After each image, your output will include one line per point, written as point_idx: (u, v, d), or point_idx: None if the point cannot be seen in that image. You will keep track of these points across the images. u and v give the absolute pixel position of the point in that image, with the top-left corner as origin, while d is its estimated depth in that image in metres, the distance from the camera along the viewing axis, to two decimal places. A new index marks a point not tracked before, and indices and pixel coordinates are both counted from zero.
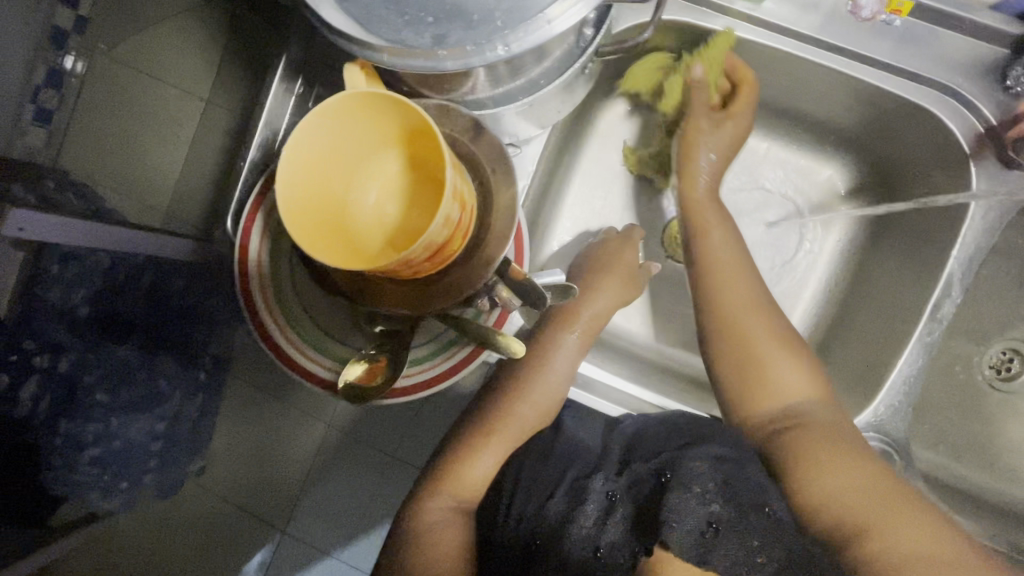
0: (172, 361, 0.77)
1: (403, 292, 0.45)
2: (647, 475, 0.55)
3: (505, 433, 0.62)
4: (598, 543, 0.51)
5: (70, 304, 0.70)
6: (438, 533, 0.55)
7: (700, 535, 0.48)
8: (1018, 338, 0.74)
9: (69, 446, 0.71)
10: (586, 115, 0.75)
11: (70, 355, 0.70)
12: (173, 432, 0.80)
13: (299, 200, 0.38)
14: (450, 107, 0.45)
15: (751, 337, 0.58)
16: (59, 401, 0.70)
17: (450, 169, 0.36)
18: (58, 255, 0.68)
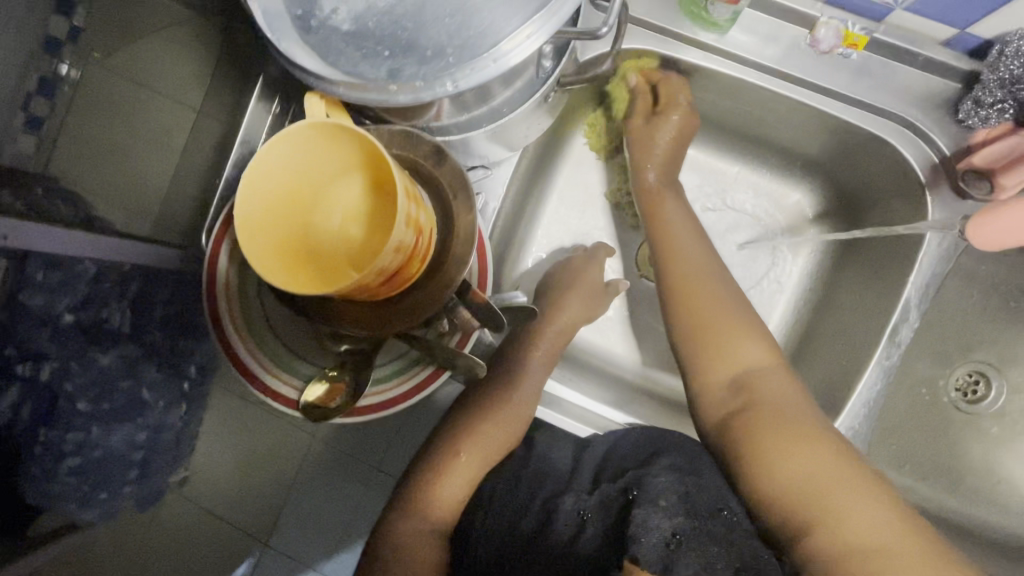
0: (152, 370, 0.78)
1: (365, 313, 0.45)
2: (613, 492, 0.55)
3: (476, 451, 0.62)
4: (572, 554, 0.51)
5: (53, 312, 0.68)
6: (411, 555, 0.56)
7: (664, 548, 0.48)
8: (983, 360, 0.76)
9: (50, 453, 0.71)
10: (560, 136, 0.76)
11: (50, 363, 0.69)
12: (154, 441, 0.81)
13: (261, 223, 0.40)
14: (414, 133, 0.46)
15: (715, 342, 0.60)
16: (42, 407, 0.70)
17: (402, 196, 0.37)
18: (42, 261, 0.66)
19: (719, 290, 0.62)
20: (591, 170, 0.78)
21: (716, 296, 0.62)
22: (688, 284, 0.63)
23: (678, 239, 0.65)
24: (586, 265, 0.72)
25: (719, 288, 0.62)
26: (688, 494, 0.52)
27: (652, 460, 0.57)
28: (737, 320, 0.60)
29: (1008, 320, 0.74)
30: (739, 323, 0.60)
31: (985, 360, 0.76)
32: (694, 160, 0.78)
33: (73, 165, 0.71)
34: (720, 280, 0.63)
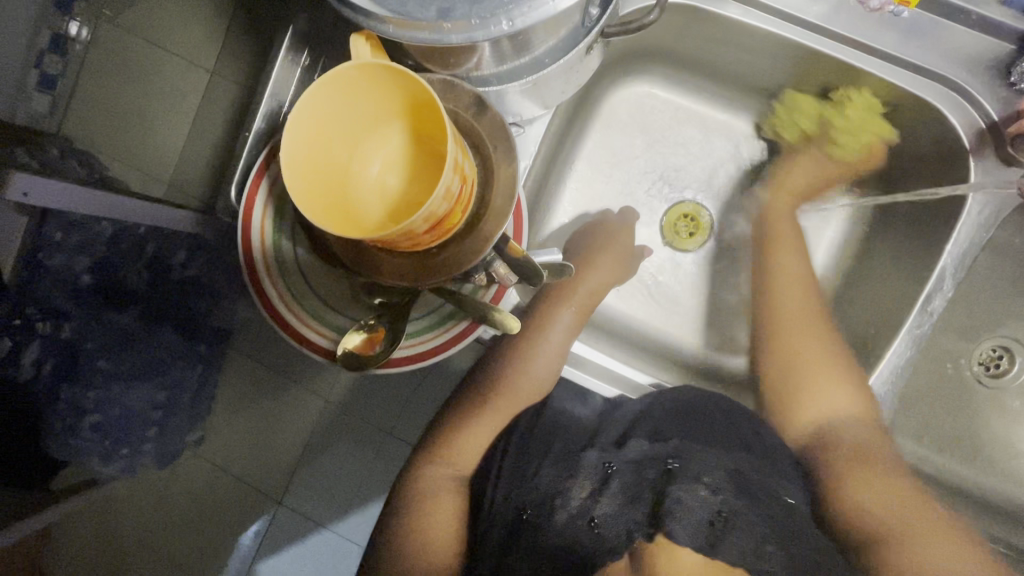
0: (169, 331, 0.78)
1: (402, 265, 0.45)
2: (649, 454, 0.56)
3: (501, 404, 0.64)
4: (592, 514, 0.52)
5: (72, 271, 0.73)
6: (434, 498, 0.60)
7: (708, 526, 0.50)
8: (1009, 335, 0.75)
9: (73, 411, 0.74)
10: (591, 100, 0.76)
11: (72, 322, 0.73)
12: (173, 402, 0.81)
13: (300, 165, 0.39)
14: (454, 82, 0.45)
15: (791, 347, 0.69)
16: (62, 366, 0.73)
17: (451, 142, 0.36)
18: (62, 222, 0.72)
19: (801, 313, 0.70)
20: (621, 135, 0.78)
21: (799, 315, 0.70)
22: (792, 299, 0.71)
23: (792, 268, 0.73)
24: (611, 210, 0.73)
25: (823, 315, 0.70)
26: (736, 476, 0.54)
27: (662, 429, 0.58)
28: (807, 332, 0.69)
29: None
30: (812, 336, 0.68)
31: (1010, 335, 0.76)
32: (722, 125, 0.79)
33: (85, 123, 0.77)
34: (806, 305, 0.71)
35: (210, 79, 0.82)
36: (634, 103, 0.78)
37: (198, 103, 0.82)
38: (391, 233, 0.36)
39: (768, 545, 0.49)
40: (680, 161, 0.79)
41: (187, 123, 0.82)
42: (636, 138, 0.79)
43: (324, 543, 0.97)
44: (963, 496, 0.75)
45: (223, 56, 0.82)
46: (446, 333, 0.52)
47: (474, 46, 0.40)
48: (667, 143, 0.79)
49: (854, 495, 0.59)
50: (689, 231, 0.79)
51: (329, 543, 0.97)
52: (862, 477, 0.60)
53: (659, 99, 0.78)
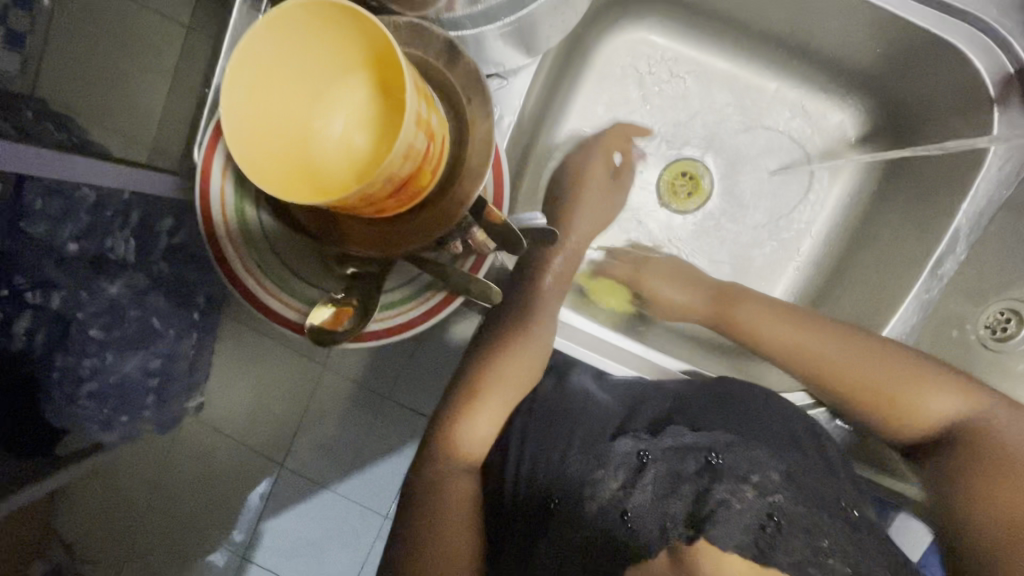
0: (162, 299, 0.76)
1: (373, 234, 0.42)
2: (689, 445, 0.50)
3: (508, 375, 0.59)
4: (625, 507, 0.47)
5: (57, 241, 0.67)
6: (445, 491, 0.53)
7: (758, 530, 0.45)
8: (1018, 298, 0.72)
9: (68, 379, 0.72)
10: (583, 48, 0.70)
11: (60, 291, 0.69)
12: (169, 369, 0.81)
13: (249, 124, 0.35)
14: (422, 26, 0.40)
15: (903, 414, 0.57)
16: (55, 335, 0.70)
17: (410, 90, 0.31)
18: (42, 188, 0.63)
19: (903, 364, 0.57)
20: (615, 86, 0.73)
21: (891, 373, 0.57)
22: (856, 355, 0.58)
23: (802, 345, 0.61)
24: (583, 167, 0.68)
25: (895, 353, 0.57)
26: (795, 479, 0.49)
27: (700, 418, 0.53)
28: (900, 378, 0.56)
29: None
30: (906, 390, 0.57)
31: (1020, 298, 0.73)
32: (725, 76, 0.73)
33: (61, 87, 0.68)
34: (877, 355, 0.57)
35: (188, 35, 0.76)
36: (631, 50, 0.72)
37: (176, 62, 0.76)
38: (345, 197, 0.32)
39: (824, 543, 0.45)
40: (680, 115, 0.74)
41: (166, 81, 0.76)
42: (633, 90, 0.73)
43: (327, 506, 0.97)
44: None
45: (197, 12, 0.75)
46: (424, 304, 0.49)
47: None
48: (666, 96, 0.73)
49: (991, 505, 0.51)
50: (686, 191, 0.75)
51: (332, 505, 0.97)
52: (997, 489, 0.51)
53: (657, 45, 0.72)
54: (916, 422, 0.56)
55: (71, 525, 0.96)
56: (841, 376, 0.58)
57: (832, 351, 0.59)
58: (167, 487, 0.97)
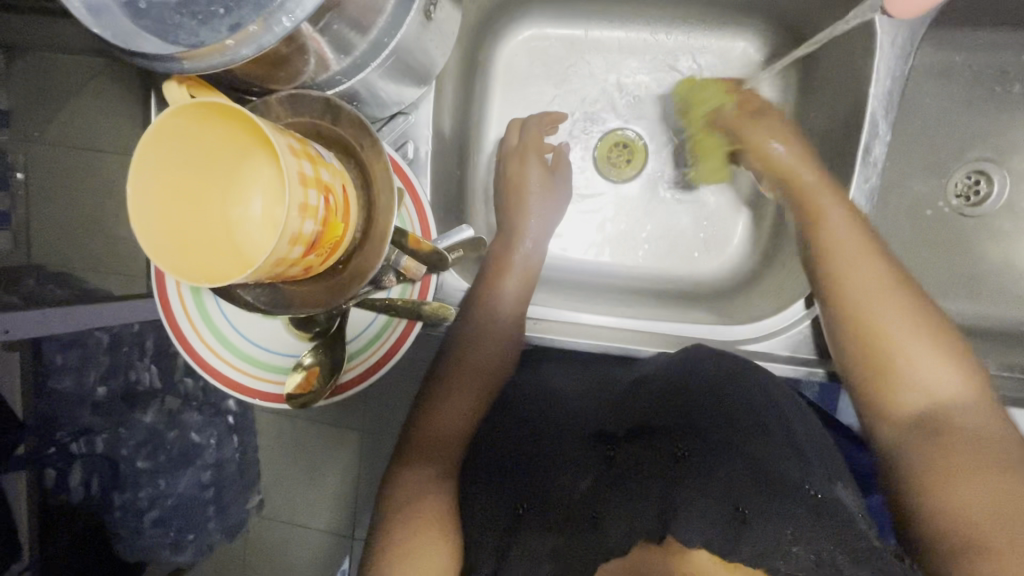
0: (193, 414, 0.89)
1: (318, 290, 0.44)
2: (656, 437, 0.59)
3: (472, 383, 0.62)
4: (594, 507, 0.54)
5: (87, 387, 0.86)
6: (419, 495, 0.55)
7: (728, 523, 0.50)
8: (982, 157, 0.71)
9: (130, 513, 0.87)
10: (481, 64, 0.74)
11: (101, 434, 0.86)
12: (220, 478, 0.91)
13: (167, 229, 0.37)
14: (300, 93, 0.43)
15: (882, 358, 0.53)
16: (107, 476, 0.86)
17: (290, 157, 0.34)
18: (58, 345, 0.84)
19: (896, 303, 0.53)
20: (524, 87, 0.75)
21: (884, 300, 0.54)
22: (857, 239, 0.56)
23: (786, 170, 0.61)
24: (522, 171, 0.69)
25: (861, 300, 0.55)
26: (758, 464, 0.54)
27: (683, 394, 0.59)
28: (927, 351, 0.52)
29: (992, 107, 0.71)
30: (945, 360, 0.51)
31: (981, 157, 0.72)
32: (626, 44, 0.75)
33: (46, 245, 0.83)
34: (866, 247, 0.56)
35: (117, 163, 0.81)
36: (527, 50, 0.75)
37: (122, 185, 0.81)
38: (260, 267, 0.34)
39: (790, 532, 0.49)
40: (597, 90, 0.76)
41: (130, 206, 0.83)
42: (543, 84, 0.75)
43: None
44: (1012, 328, 0.69)
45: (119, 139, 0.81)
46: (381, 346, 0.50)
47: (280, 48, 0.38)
48: (576, 79, 0.76)
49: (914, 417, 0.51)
50: (625, 159, 0.76)
51: None
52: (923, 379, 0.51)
53: (549, 36, 0.75)
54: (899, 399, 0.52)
55: None
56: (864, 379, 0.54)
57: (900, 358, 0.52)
58: None
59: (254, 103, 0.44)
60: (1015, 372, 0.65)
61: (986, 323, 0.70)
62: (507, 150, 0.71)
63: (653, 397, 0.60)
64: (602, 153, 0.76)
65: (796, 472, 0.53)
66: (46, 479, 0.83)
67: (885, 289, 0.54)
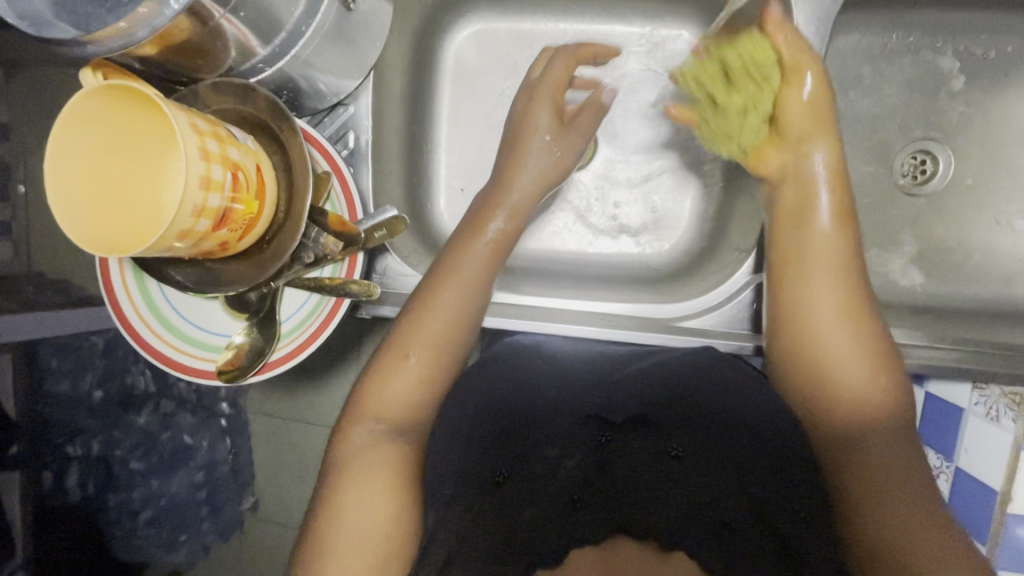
0: (186, 415, 0.92)
1: (242, 268, 0.46)
2: (664, 438, 0.61)
3: (428, 342, 0.58)
4: (574, 492, 0.58)
5: (82, 391, 0.85)
6: (371, 450, 0.54)
7: (716, 533, 0.54)
8: (923, 135, 0.72)
9: (126, 514, 0.88)
10: (430, 60, 0.76)
11: (97, 436, 0.86)
12: (212, 477, 0.94)
13: (82, 205, 0.39)
14: (221, 81, 0.46)
15: (802, 337, 0.57)
16: (104, 478, 0.87)
17: (192, 132, 0.37)
18: (53, 349, 0.81)
19: (833, 297, 0.56)
20: (472, 79, 0.78)
21: (817, 290, 0.57)
22: (822, 240, 0.58)
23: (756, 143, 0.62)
24: (532, 114, 0.66)
25: (806, 278, 0.58)
26: (743, 440, 0.58)
27: (665, 390, 0.63)
28: (853, 335, 0.55)
29: (928, 86, 0.71)
30: (887, 383, 0.54)
31: (922, 136, 0.72)
32: (572, 34, 0.77)
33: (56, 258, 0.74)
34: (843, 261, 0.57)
35: None
36: (474, 43, 0.78)
37: None
38: (165, 236, 0.36)
39: (764, 541, 0.53)
40: None
41: None
42: (492, 77, 0.78)
43: None
44: (969, 306, 0.69)
45: None
46: (314, 324, 0.52)
47: (186, 35, 0.40)
48: (523, 70, 0.78)
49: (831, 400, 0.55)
50: None
51: None
52: (832, 356, 0.55)
53: (495, 30, 0.78)
54: (825, 376, 0.55)
55: None
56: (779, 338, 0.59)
57: (826, 344, 0.56)
58: None
59: (181, 92, 0.46)
60: (958, 343, 0.66)
61: (942, 301, 0.69)
62: (527, 81, 0.68)
63: (658, 395, 0.63)
64: None
65: (798, 478, 0.54)
66: (42, 482, 0.83)
67: (829, 286, 0.57)
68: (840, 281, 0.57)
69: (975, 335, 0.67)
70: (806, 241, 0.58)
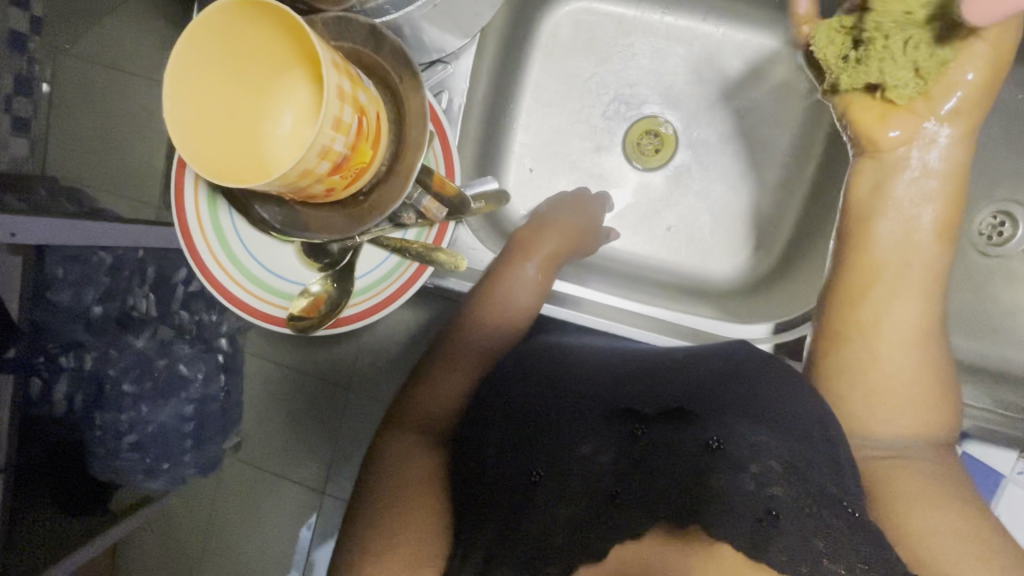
0: (185, 346, 0.87)
1: (334, 218, 0.44)
2: (694, 429, 0.51)
3: (467, 365, 0.65)
4: (614, 489, 0.50)
5: (82, 304, 0.79)
6: (406, 462, 0.59)
7: (754, 524, 0.43)
8: (1008, 198, 0.70)
9: (110, 435, 0.83)
10: (525, 28, 0.73)
11: (90, 352, 0.81)
12: (202, 413, 0.90)
13: (196, 126, 0.37)
14: (347, 16, 0.43)
15: (874, 338, 0.53)
16: (90, 396, 0.82)
17: (331, 69, 0.34)
18: (60, 258, 0.75)
19: (918, 302, 0.54)
20: (565, 59, 0.75)
21: (902, 292, 0.54)
22: (917, 244, 0.54)
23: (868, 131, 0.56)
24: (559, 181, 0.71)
25: (894, 279, 0.54)
26: (802, 463, 0.47)
27: (704, 394, 0.54)
28: (916, 345, 0.53)
29: None
30: (933, 408, 0.53)
31: (1008, 198, 0.70)
32: (677, 30, 0.75)
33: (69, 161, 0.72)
34: (930, 268, 0.54)
35: None
36: (574, 20, 0.75)
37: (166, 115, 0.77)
38: (285, 174, 0.34)
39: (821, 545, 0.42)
40: (636, 74, 0.75)
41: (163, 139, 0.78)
42: (584, 58, 0.75)
43: None
44: (1008, 377, 0.69)
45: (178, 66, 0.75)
46: (394, 285, 0.51)
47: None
48: (617, 58, 0.75)
49: (886, 410, 0.53)
50: (654, 147, 0.76)
51: None
52: (893, 362, 0.53)
53: (597, 11, 0.74)
54: (881, 382, 0.53)
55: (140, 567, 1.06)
56: (840, 323, 0.55)
57: (895, 346, 0.53)
58: (222, 524, 1.04)
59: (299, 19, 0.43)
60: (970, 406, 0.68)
61: (984, 368, 0.69)
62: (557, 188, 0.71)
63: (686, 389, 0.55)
64: (631, 142, 0.76)
65: (826, 480, 0.46)
66: (29, 389, 0.77)
67: (919, 298, 0.54)
68: (913, 300, 0.53)
69: (1002, 399, 0.68)
70: (905, 231, 0.55)
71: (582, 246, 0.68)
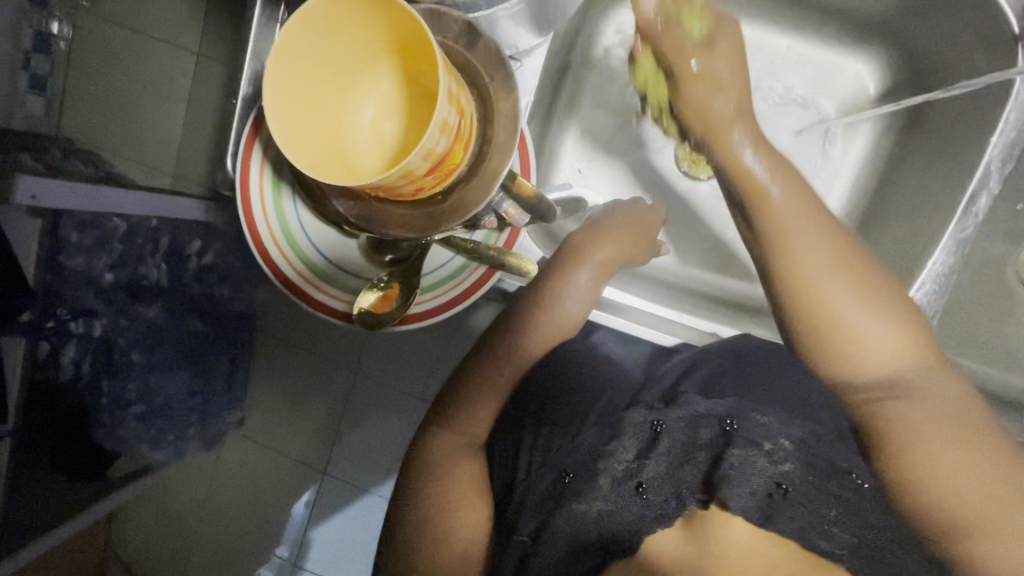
0: (197, 320, 0.84)
1: (411, 216, 0.43)
2: (702, 415, 0.57)
3: (511, 367, 0.62)
4: (639, 477, 0.54)
5: (95, 270, 0.78)
6: (452, 465, 0.58)
7: (767, 498, 0.51)
8: None
9: (115, 404, 0.81)
10: (588, 24, 0.72)
11: (101, 319, 0.79)
12: (207, 388, 0.88)
13: (288, 115, 0.36)
14: (440, 10, 0.42)
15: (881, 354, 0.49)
16: (100, 361, 0.80)
17: (443, 70, 0.33)
18: (75, 223, 0.74)
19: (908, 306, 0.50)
20: (625, 60, 0.74)
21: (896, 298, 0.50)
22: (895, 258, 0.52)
23: (715, 110, 0.56)
24: None
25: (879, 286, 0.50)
26: (809, 446, 0.54)
27: (714, 384, 0.60)
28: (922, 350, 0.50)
29: None
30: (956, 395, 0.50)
31: None
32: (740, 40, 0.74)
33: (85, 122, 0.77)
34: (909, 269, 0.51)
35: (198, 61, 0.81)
36: (636, 20, 0.73)
37: (187, 85, 0.82)
38: (388, 174, 0.33)
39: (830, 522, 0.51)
40: None
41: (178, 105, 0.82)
42: None
43: (369, 508, 1.00)
44: None
45: (206, 37, 0.80)
46: (461, 285, 0.50)
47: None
48: None
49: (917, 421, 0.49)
50: None
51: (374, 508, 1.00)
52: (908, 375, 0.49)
53: None
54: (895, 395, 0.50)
55: (134, 533, 1.06)
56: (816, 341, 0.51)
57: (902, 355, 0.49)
58: (220, 497, 1.03)
59: None
60: None
61: None
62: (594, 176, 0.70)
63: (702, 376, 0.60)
64: None
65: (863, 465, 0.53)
66: (39, 351, 0.76)
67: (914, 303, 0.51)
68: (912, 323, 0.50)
69: None
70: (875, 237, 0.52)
71: (633, 258, 0.66)
